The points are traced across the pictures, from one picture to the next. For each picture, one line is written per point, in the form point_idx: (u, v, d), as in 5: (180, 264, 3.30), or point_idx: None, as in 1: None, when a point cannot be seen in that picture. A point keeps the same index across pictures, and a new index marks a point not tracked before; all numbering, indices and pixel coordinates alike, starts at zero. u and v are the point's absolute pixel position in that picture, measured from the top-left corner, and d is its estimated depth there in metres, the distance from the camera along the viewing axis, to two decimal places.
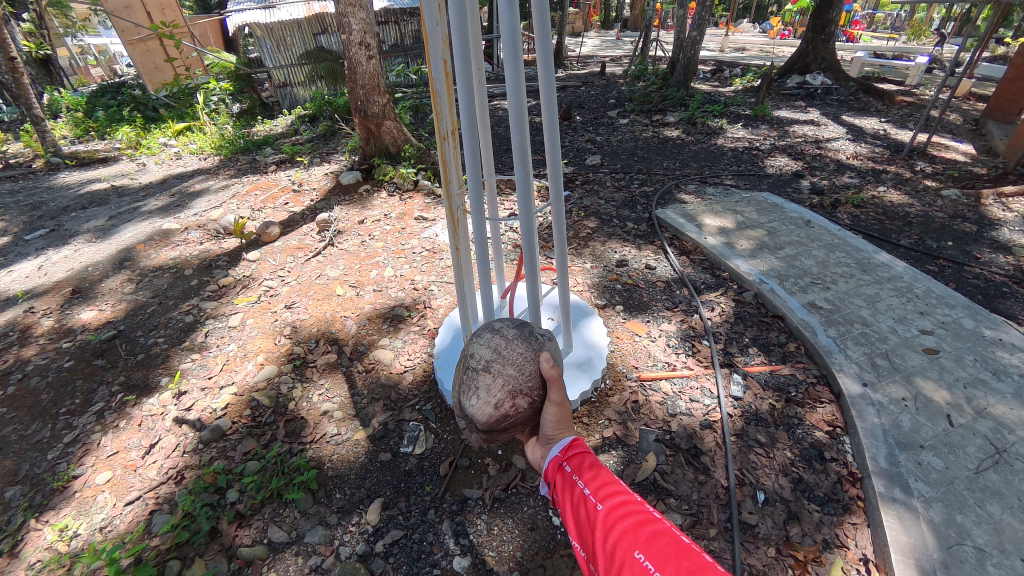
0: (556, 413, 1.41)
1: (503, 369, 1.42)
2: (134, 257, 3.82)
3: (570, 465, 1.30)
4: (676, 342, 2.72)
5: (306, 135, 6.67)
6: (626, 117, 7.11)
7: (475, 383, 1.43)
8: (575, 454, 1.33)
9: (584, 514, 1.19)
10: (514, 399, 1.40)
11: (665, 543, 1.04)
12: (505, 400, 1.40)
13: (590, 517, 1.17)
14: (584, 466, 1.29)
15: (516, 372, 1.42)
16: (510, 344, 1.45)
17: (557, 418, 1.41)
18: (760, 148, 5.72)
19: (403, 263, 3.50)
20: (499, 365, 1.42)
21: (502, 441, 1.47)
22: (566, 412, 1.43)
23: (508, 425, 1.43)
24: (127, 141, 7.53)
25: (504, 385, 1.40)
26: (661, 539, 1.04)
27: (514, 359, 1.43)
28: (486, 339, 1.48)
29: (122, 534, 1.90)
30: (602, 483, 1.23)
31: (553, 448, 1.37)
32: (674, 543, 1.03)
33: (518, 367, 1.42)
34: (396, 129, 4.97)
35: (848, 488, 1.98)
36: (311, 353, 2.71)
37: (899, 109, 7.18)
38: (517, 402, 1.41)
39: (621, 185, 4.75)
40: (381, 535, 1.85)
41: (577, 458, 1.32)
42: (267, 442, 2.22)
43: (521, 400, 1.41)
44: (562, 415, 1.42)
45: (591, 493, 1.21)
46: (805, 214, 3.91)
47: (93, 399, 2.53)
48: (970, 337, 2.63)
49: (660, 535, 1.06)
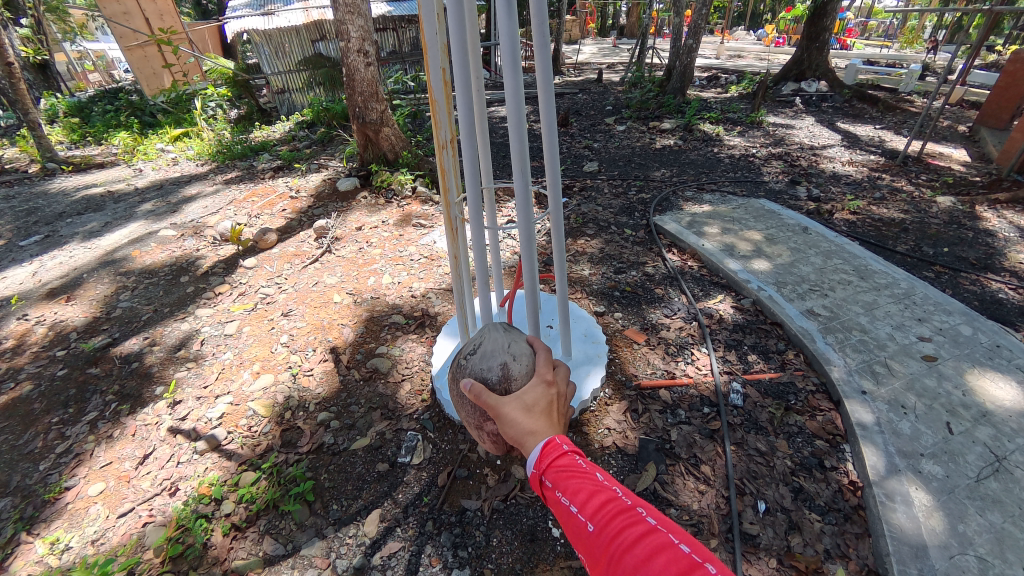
0: (507, 425, 1.29)
1: (463, 413, 1.64)
2: (129, 264, 3.79)
3: (549, 479, 1.15)
4: (675, 349, 2.71)
5: (304, 141, 6.67)
6: (624, 124, 7.16)
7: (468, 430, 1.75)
8: (551, 462, 1.17)
9: (576, 533, 1.07)
10: (483, 428, 1.61)
11: (667, 561, 0.93)
12: (481, 433, 1.63)
13: (582, 536, 1.06)
14: (564, 476, 1.14)
15: (468, 411, 1.62)
16: (454, 390, 1.67)
17: (516, 430, 1.28)
18: (757, 155, 5.75)
19: (400, 270, 3.49)
20: (461, 411, 1.67)
21: None
22: (515, 412, 1.29)
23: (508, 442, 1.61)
24: (125, 146, 7.51)
25: (471, 424, 1.63)
26: (662, 558, 0.94)
27: (461, 402, 1.64)
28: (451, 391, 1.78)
29: (114, 547, 1.87)
30: (587, 495, 1.09)
31: (527, 460, 1.22)
32: (676, 560, 0.93)
33: (466, 406, 1.61)
34: (394, 136, 4.97)
35: (849, 496, 1.97)
36: (308, 362, 2.68)
37: (892, 116, 7.25)
38: (487, 427, 1.60)
39: (618, 192, 4.76)
40: (378, 546, 1.83)
41: (554, 467, 1.16)
42: (263, 453, 2.20)
43: (491, 423, 1.60)
44: (513, 419, 1.29)
45: (579, 511, 1.08)
46: (801, 220, 3.93)
47: (87, 408, 2.50)
48: (968, 343, 2.64)
49: (661, 553, 0.95)
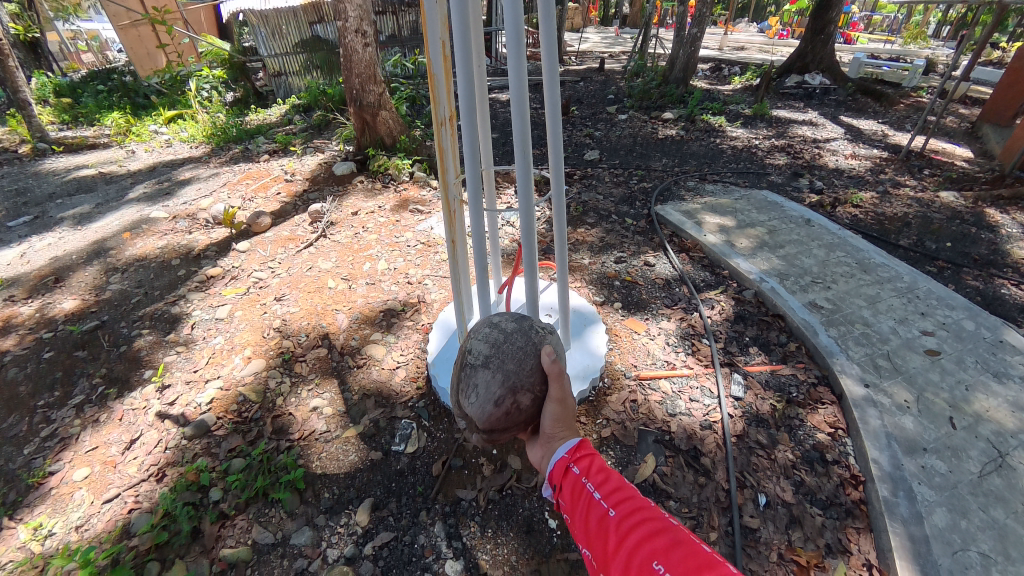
0: (555, 412, 1.38)
1: (502, 364, 1.42)
2: (119, 246, 3.72)
3: (578, 467, 1.26)
4: (675, 340, 2.67)
5: (300, 125, 6.55)
6: (626, 114, 7.06)
7: (474, 380, 1.44)
8: (582, 455, 1.29)
9: (595, 521, 1.16)
10: (514, 396, 1.41)
11: (684, 555, 1.00)
12: (503, 396, 1.40)
13: (602, 524, 1.14)
14: (592, 468, 1.25)
15: (517, 366, 1.42)
16: (508, 338, 1.46)
17: (557, 422, 1.38)
18: (759, 147, 5.67)
19: (397, 256, 3.42)
20: (498, 361, 1.43)
21: (502, 441, 1.48)
22: (567, 411, 1.40)
23: (509, 423, 1.43)
24: (117, 128, 7.33)
25: (503, 381, 1.41)
26: (680, 552, 1.00)
27: (514, 354, 1.44)
28: (485, 333, 1.50)
29: (98, 534, 1.84)
30: (613, 487, 1.19)
31: (558, 448, 1.33)
32: (694, 554, 1.00)
33: (518, 362, 1.43)
34: (393, 119, 4.84)
35: (850, 491, 1.95)
36: (300, 348, 2.62)
37: (897, 111, 7.17)
38: (517, 397, 1.41)
39: (620, 181, 4.69)
40: (370, 537, 1.80)
41: (585, 460, 1.28)
42: (253, 440, 2.15)
43: (525, 395, 1.41)
44: (562, 413, 1.39)
45: (602, 499, 1.17)
46: (804, 213, 3.87)
47: (74, 391, 2.45)
48: (971, 338, 2.61)
49: (679, 546, 1.02)
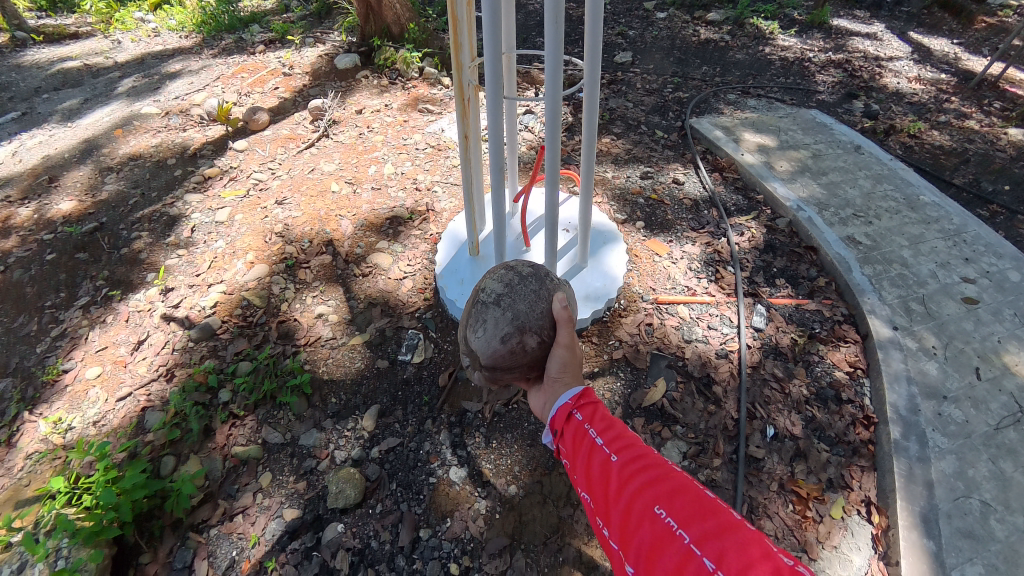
0: (562, 358, 1.30)
1: (514, 304, 1.32)
2: (112, 145, 3.50)
3: (581, 414, 1.19)
4: (698, 265, 2.51)
5: (298, 13, 5.90)
6: (664, 12, 6.24)
7: (483, 316, 1.33)
8: (586, 402, 1.22)
9: (596, 466, 1.09)
10: (522, 338, 1.31)
11: (688, 501, 0.95)
12: (511, 336, 1.31)
13: (603, 469, 1.08)
14: (595, 415, 1.19)
15: (528, 307, 1.32)
16: (523, 280, 1.34)
17: (563, 370, 1.31)
18: (812, 60, 5.04)
19: (404, 160, 3.19)
20: (510, 300, 1.33)
21: (503, 384, 1.40)
22: (574, 359, 1.33)
23: (514, 365, 1.34)
24: (99, 14, 6.68)
25: (512, 320, 1.31)
26: (685, 497, 0.95)
27: (527, 295, 1.33)
28: (499, 271, 1.38)
29: (115, 429, 1.87)
30: (617, 433, 1.12)
31: (562, 394, 1.27)
32: (698, 500, 0.94)
33: (531, 303, 1.33)
34: (400, 4, 4.28)
35: (860, 430, 1.90)
36: (304, 254, 2.52)
37: (975, 31, 6.28)
38: (525, 340, 1.32)
39: (651, 89, 4.23)
40: (377, 441, 1.81)
41: (588, 407, 1.22)
42: (259, 344, 2.12)
43: (533, 338, 1.32)
44: (569, 360, 1.32)
45: (604, 445, 1.11)
46: (855, 137, 3.50)
47: (79, 293, 2.41)
48: (1014, 290, 2.43)
49: (683, 492, 0.96)
